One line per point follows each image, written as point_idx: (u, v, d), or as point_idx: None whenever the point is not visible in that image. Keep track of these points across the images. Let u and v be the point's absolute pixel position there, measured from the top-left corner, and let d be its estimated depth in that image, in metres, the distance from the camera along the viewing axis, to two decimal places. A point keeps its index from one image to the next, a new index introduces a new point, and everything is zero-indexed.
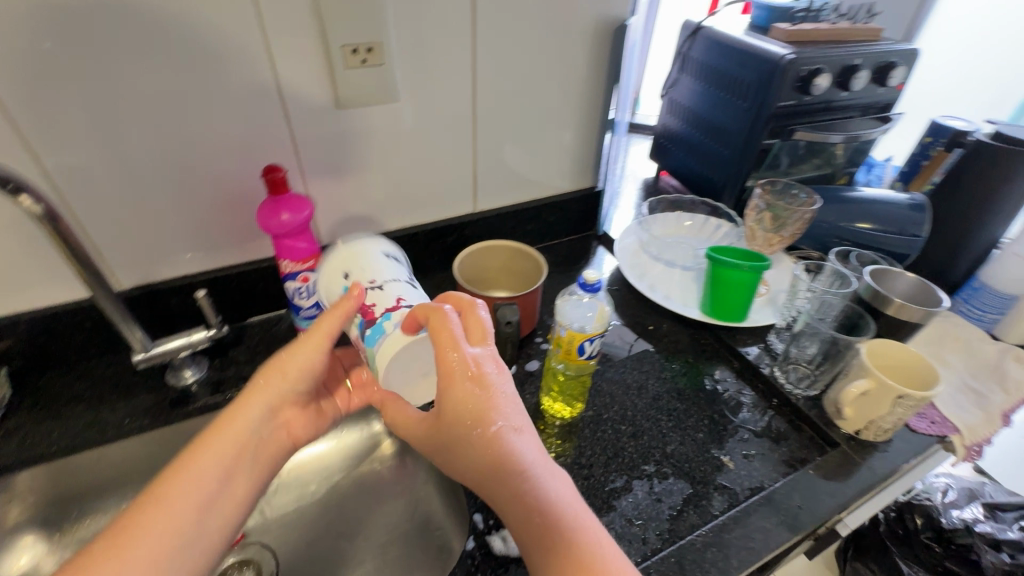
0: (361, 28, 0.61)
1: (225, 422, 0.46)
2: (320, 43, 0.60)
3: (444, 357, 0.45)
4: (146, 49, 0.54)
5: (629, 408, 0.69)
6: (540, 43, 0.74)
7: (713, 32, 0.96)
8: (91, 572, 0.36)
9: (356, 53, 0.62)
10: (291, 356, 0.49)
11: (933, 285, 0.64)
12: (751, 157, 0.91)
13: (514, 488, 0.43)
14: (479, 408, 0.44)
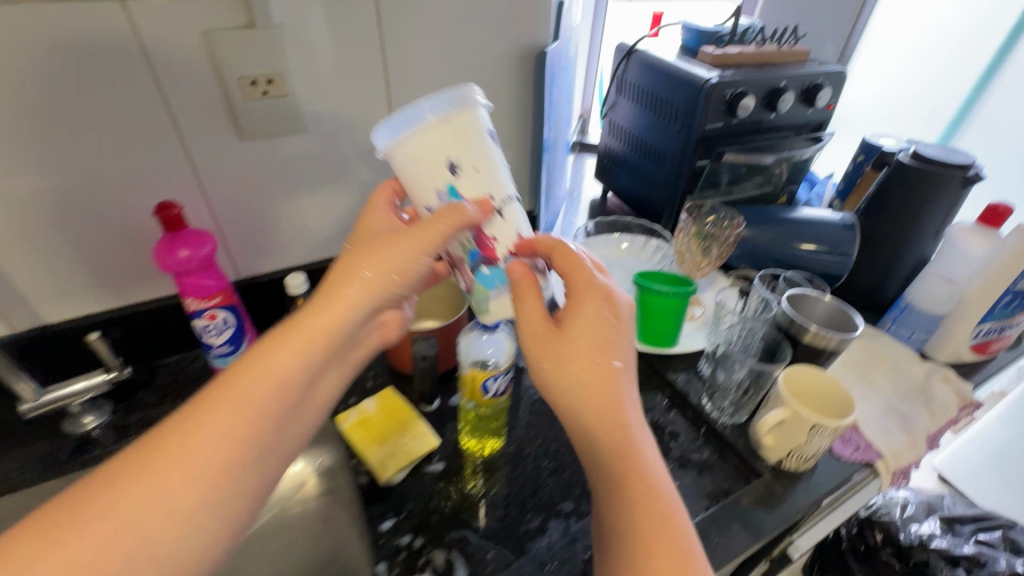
0: (257, 61, 0.59)
1: (306, 331, 0.46)
2: (214, 76, 0.59)
3: (585, 299, 0.49)
4: (21, 86, 0.52)
5: (553, 442, 0.67)
6: (456, 71, 0.73)
7: (645, 55, 0.96)
8: (175, 439, 0.38)
9: (255, 85, 0.61)
10: (394, 263, 0.49)
11: (850, 309, 0.63)
12: (684, 179, 0.91)
13: (593, 424, 0.46)
14: (611, 348, 0.48)
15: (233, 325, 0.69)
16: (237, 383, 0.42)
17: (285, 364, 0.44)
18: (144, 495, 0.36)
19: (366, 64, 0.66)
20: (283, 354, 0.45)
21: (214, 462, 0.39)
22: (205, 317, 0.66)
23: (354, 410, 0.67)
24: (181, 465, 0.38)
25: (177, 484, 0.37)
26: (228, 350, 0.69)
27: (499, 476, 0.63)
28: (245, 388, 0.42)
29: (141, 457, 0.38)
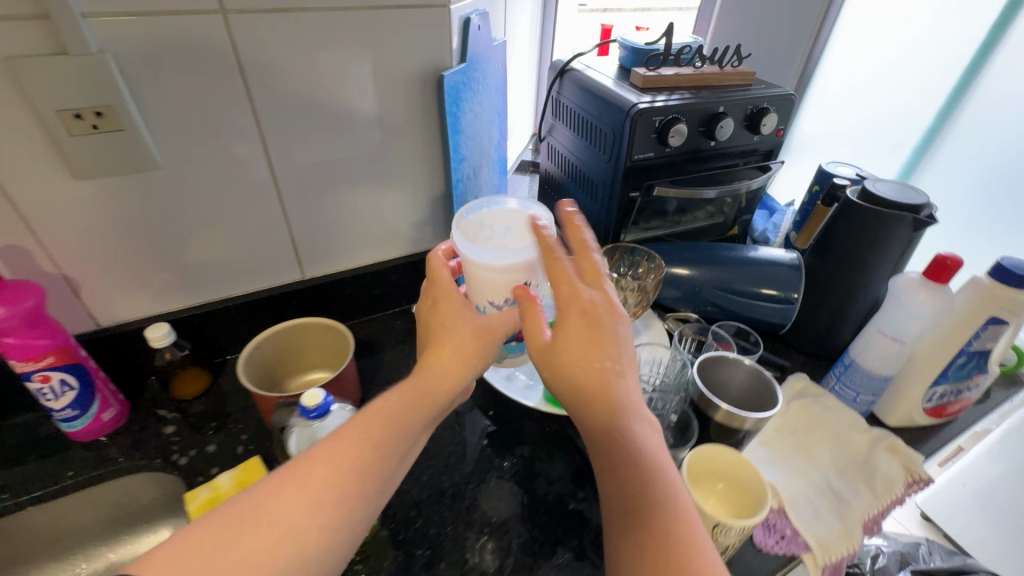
0: (79, 91, 0.51)
1: (460, 367, 0.50)
2: (27, 108, 0.51)
3: (583, 306, 0.46)
4: None
5: (434, 524, 0.58)
6: (340, 98, 0.65)
7: (578, 75, 0.88)
8: (324, 449, 0.41)
9: (81, 119, 0.53)
10: (468, 318, 0.52)
11: (769, 376, 0.55)
12: (616, 213, 0.82)
13: (603, 431, 0.43)
14: (618, 354, 0.45)
15: (76, 387, 0.60)
16: (384, 412, 0.45)
17: (423, 402, 0.47)
18: (285, 508, 0.38)
19: (225, 92, 0.59)
20: (425, 391, 0.47)
21: (357, 480, 0.41)
22: (36, 380, 0.57)
23: (206, 487, 0.57)
24: (327, 480, 0.40)
25: (323, 497, 0.39)
26: (74, 413, 0.61)
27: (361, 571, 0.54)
28: (377, 417, 0.44)
29: (331, 472, 0.40)
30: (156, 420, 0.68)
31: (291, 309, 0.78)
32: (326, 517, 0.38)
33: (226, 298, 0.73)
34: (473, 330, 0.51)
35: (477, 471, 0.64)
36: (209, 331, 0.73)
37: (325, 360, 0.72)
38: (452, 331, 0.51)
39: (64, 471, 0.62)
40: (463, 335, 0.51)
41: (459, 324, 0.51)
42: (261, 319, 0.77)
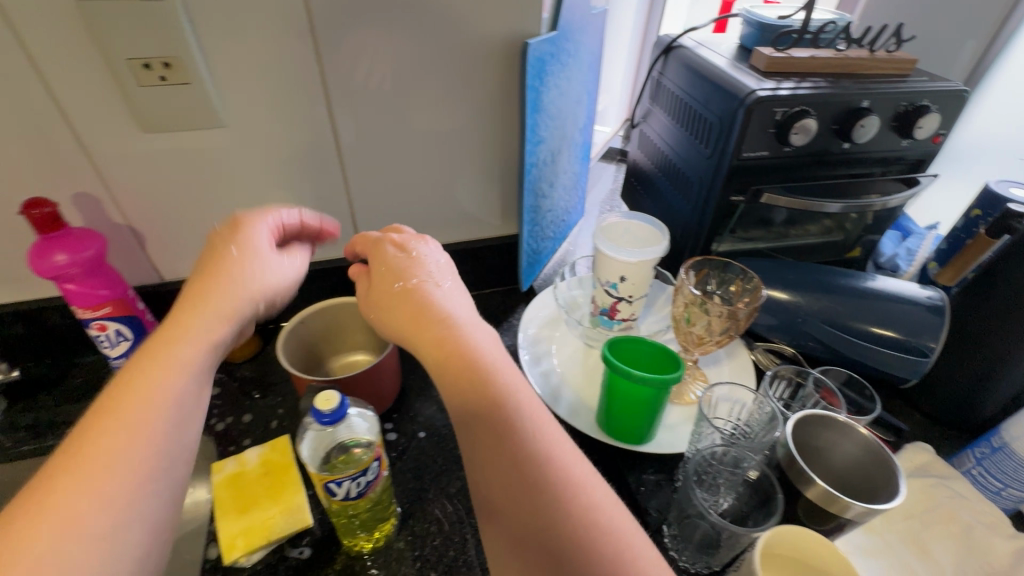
0: (147, 39, 0.49)
1: (225, 304, 0.44)
2: (100, 55, 0.50)
3: (413, 253, 0.50)
4: None
5: (453, 545, 0.53)
6: (412, 64, 0.59)
7: (686, 53, 0.76)
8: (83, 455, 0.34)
9: (150, 69, 0.51)
10: (261, 276, 0.48)
11: (890, 457, 0.43)
12: (711, 218, 0.70)
13: (444, 345, 0.41)
14: (436, 274, 0.48)
15: (131, 337, 0.61)
16: (141, 378, 0.38)
17: (165, 378, 0.39)
18: (52, 518, 0.31)
19: (294, 52, 0.55)
20: (165, 368, 0.39)
21: (127, 477, 0.34)
22: (94, 327, 0.59)
23: (233, 460, 0.57)
24: (99, 456, 0.34)
25: (106, 488, 0.33)
26: (128, 362, 0.63)
27: None
28: (141, 405, 0.37)
29: (68, 475, 0.33)
30: None
31: (348, 283, 0.76)
32: (96, 525, 0.32)
33: None
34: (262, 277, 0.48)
35: None
36: None
37: (369, 343, 0.68)
38: (240, 262, 0.47)
39: None
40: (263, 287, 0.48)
41: (234, 274, 0.46)
42: (318, 291, 0.75)
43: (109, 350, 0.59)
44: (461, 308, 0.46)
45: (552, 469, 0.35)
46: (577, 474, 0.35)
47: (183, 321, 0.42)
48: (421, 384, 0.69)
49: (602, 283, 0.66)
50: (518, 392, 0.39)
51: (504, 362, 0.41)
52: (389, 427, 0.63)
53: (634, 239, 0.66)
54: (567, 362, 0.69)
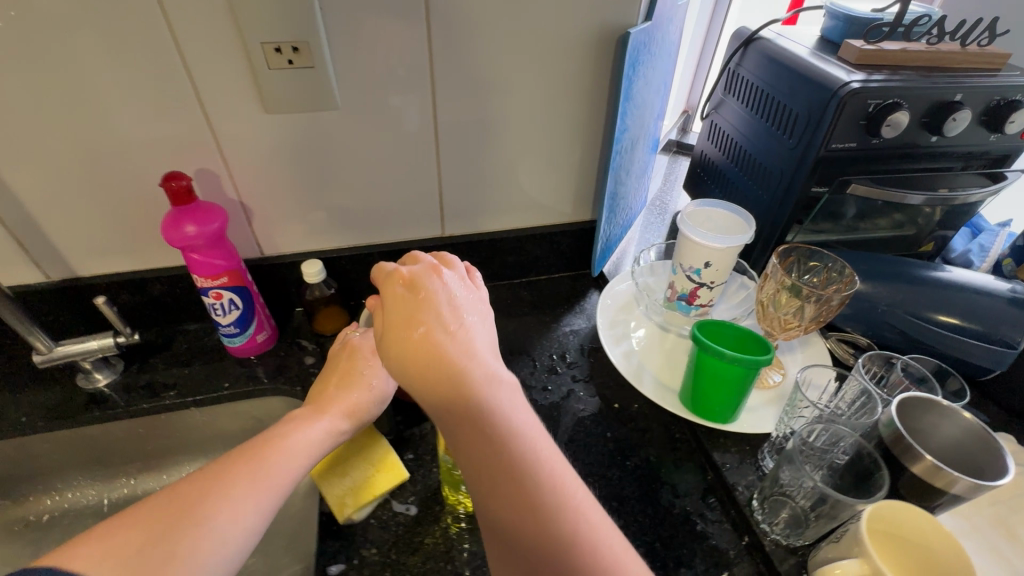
0: (282, 24, 0.53)
1: (343, 404, 0.55)
2: (238, 39, 0.53)
3: (423, 297, 0.44)
4: (54, 43, 0.51)
5: None
6: (513, 51, 0.62)
7: (768, 45, 0.76)
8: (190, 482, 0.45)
9: (280, 53, 0.54)
10: (382, 380, 0.57)
11: (998, 442, 0.44)
12: (791, 208, 0.71)
13: (469, 405, 0.39)
14: (456, 313, 0.44)
15: (241, 306, 0.65)
16: (266, 440, 0.50)
17: (311, 437, 0.51)
18: (143, 516, 0.41)
19: (408, 37, 0.58)
20: (315, 426, 0.52)
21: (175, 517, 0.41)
22: (210, 296, 0.62)
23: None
24: (245, 489, 0.45)
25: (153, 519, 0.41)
26: (235, 330, 0.67)
27: (473, 542, 0.53)
28: (284, 454, 0.49)
29: (209, 479, 0.44)
30: (299, 350, 0.72)
31: None
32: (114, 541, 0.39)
33: (373, 244, 0.75)
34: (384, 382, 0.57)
35: (597, 465, 0.60)
36: (352, 272, 0.76)
37: None
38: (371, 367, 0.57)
39: (223, 379, 0.68)
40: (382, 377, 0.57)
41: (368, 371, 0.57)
42: None
43: (223, 317, 0.63)
44: (483, 353, 0.42)
45: (582, 542, 0.36)
46: (605, 537, 0.36)
47: (325, 408, 0.54)
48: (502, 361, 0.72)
49: (685, 269, 0.67)
50: (535, 444, 0.39)
51: (523, 413, 0.40)
52: None
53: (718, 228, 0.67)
54: (644, 343, 0.71)
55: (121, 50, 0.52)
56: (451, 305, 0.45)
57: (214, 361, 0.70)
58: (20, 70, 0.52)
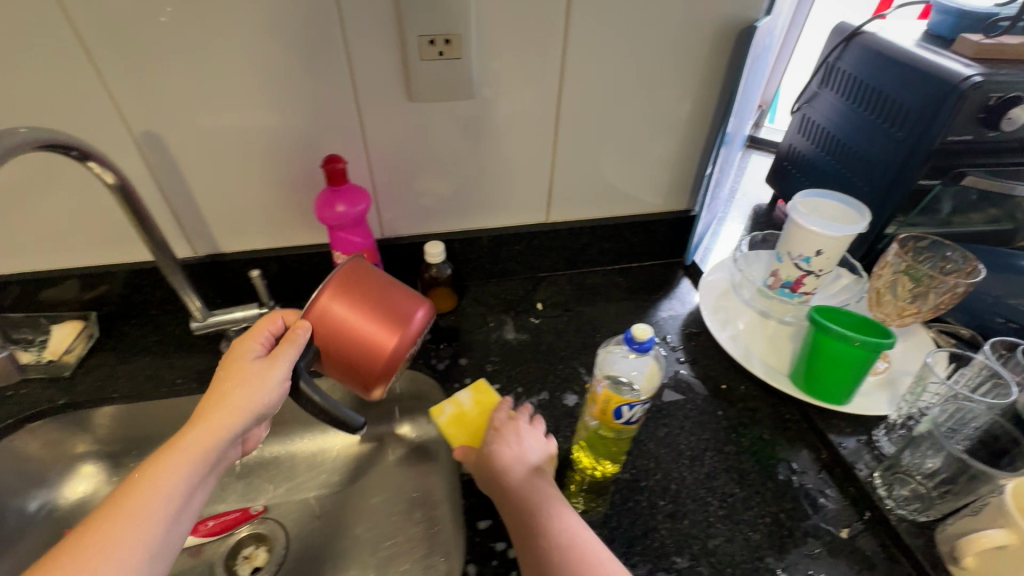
0: (441, 17, 0.57)
1: (231, 417, 0.48)
2: (397, 31, 0.57)
3: (336, 273, 0.56)
4: (237, 33, 0.56)
5: (674, 481, 0.58)
6: (637, 43, 0.66)
7: (874, 40, 0.77)
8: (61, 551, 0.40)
9: (434, 45, 0.58)
10: (265, 390, 0.50)
11: None
12: (896, 200, 0.73)
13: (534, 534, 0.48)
14: (519, 446, 0.54)
15: None
16: (140, 480, 0.45)
17: (171, 469, 0.45)
18: None
19: (545, 30, 0.62)
20: (174, 459, 0.46)
21: None
22: None
23: (450, 403, 0.62)
24: (102, 543, 0.41)
25: None
26: None
27: (608, 505, 0.56)
28: (150, 487, 0.44)
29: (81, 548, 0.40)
30: None
31: (533, 248, 0.83)
32: None
33: (482, 228, 0.79)
34: (275, 395, 0.50)
35: (715, 440, 0.63)
36: (462, 254, 0.80)
37: None
38: (256, 375, 0.50)
39: None
40: (274, 383, 0.50)
41: (251, 379, 0.50)
42: (506, 254, 0.83)
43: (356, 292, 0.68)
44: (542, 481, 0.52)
45: None
46: None
47: (199, 428, 0.48)
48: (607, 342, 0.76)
49: (793, 257, 0.69)
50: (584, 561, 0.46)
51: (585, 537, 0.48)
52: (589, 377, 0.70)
53: (828, 217, 0.69)
54: (748, 328, 0.74)
55: (291, 41, 0.57)
56: (519, 437, 0.55)
57: None
58: (203, 59, 0.57)
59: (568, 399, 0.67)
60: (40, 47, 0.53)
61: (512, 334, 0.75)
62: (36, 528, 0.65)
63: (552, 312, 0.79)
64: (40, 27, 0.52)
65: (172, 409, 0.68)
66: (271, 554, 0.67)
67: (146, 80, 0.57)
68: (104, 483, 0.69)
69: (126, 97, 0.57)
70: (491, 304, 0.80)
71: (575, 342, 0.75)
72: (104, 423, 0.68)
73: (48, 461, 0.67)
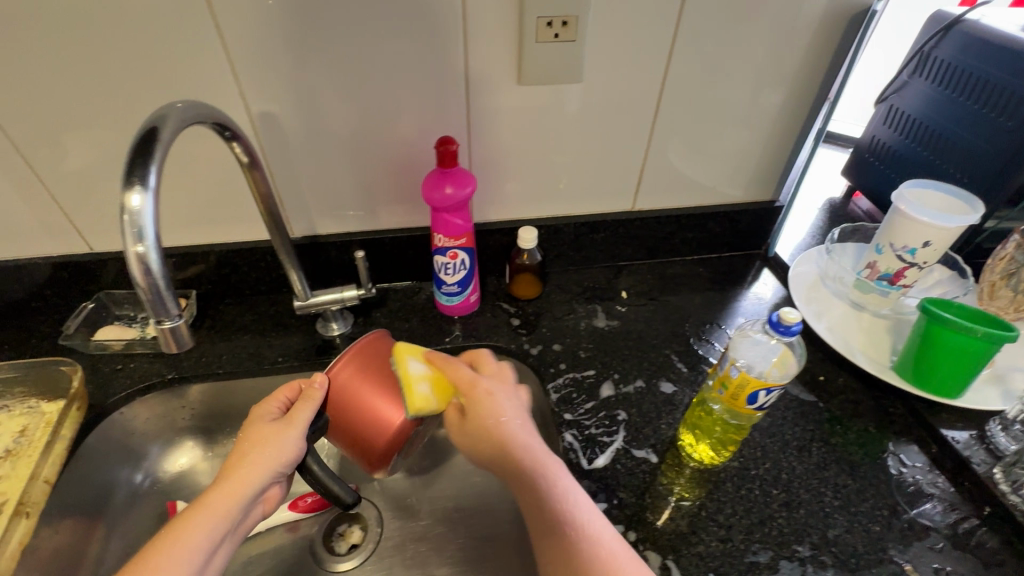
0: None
1: (249, 477, 0.50)
2: (517, 14, 0.59)
3: (354, 346, 0.56)
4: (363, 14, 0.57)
5: (784, 470, 0.58)
6: (744, 29, 0.65)
7: (979, 27, 0.74)
8: None
9: (551, 26, 0.60)
10: (282, 449, 0.51)
11: None
12: (1002, 190, 0.72)
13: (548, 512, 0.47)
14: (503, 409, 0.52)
15: (466, 267, 0.70)
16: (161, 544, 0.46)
17: (193, 530, 0.47)
18: None
19: (658, 15, 0.62)
20: (196, 521, 0.47)
21: None
22: (447, 255, 0.68)
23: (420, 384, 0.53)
24: None
25: None
26: (456, 289, 0.72)
27: (721, 493, 0.56)
28: (170, 549, 0.45)
29: None
30: (503, 311, 0.77)
31: (617, 237, 0.82)
32: None
33: (570, 216, 0.80)
34: (292, 454, 0.51)
35: (820, 432, 0.62)
36: (547, 241, 0.80)
37: None
38: (272, 436, 0.51)
39: (442, 335, 0.73)
40: (291, 444, 0.51)
41: (267, 439, 0.51)
42: (589, 243, 0.83)
43: (454, 275, 0.69)
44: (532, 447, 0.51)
45: None
46: None
47: (220, 490, 0.49)
48: (695, 332, 0.75)
49: (897, 248, 0.67)
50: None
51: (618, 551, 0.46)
52: (683, 365, 0.70)
53: (935, 208, 0.68)
54: (844, 321, 0.73)
55: (413, 23, 0.58)
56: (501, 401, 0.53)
57: (428, 318, 0.76)
58: (327, 40, 0.58)
59: (665, 386, 0.67)
60: (183, 27, 0.55)
61: (603, 321, 0.75)
62: (142, 498, 0.67)
63: (637, 301, 0.79)
64: (184, 7, 0.54)
65: (273, 385, 0.70)
66: (366, 533, 0.68)
67: (273, 61, 0.58)
68: (203, 458, 0.70)
69: (252, 76, 0.59)
70: (576, 292, 0.80)
71: (663, 330, 0.75)
72: (205, 398, 0.69)
73: (151, 434, 0.69)
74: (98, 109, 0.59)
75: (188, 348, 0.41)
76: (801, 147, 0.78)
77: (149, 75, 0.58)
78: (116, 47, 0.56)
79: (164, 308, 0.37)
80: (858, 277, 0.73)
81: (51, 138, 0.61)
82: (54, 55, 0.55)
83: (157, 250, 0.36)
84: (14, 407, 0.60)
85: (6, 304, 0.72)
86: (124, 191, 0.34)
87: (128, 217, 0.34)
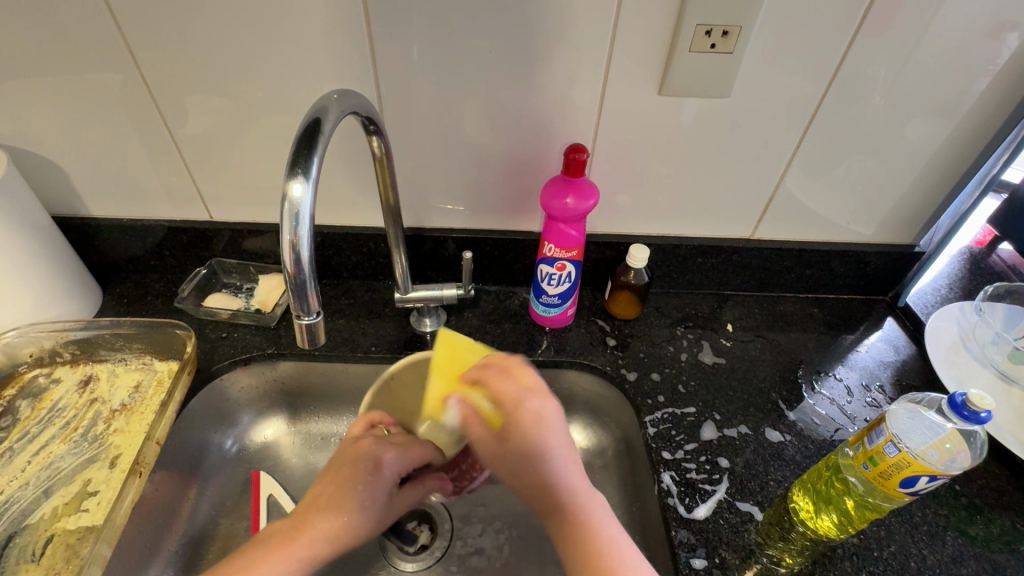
0: (726, 7, 0.54)
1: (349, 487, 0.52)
2: (675, 19, 0.55)
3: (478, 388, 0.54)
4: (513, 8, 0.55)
5: (913, 558, 0.52)
6: (926, 52, 0.58)
7: None
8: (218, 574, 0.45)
9: (709, 36, 0.55)
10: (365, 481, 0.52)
11: None
12: None
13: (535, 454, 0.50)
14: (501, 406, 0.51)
15: (571, 281, 0.67)
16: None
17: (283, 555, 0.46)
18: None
19: (830, 30, 0.56)
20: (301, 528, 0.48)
21: None
22: (554, 265, 0.65)
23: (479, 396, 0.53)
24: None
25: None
26: (555, 300, 0.69)
27: (837, 571, 0.51)
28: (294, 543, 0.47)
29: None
30: (597, 328, 0.73)
31: (728, 264, 0.77)
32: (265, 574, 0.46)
33: (682, 237, 0.75)
34: (371, 498, 0.52)
35: (955, 519, 0.55)
36: (652, 260, 0.76)
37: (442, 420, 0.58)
38: (351, 466, 0.52)
39: (534, 345, 0.71)
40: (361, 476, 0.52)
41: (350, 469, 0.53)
42: (697, 267, 0.77)
43: (558, 286, 0.66)
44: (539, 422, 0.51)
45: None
46: None
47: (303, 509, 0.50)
48: (809, 379, 0.68)
49: None
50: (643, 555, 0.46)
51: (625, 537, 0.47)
52: (793, 414, 0.64)
53: None
54: (988, 394, 0.64)
55: (564, 22, 0.55)
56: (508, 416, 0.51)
57: (520, 325, 0.73)
58: (470, 33, 0.56)
59: (772, 433, 0.62)
60: (334, 6, 0.55)
61: (708, 357, 0.70)
62: (230, 464, 0.68)
63: (743, 336, 0.74)
64: None
65: (364, 371, 0.70)
66: (436, 535, 0.66)
67: (416, 51, 0.57)
68: (288, 433, 0.72)
69: (389, 61, 0.58)
70: (676, 318, 0.75)
71: (773, 372, 0.69)
72: (297, 374, 0.71)
73: (244, 403, 0.70)
74: (239, 81, 0.60)
75: (317, 345, 0.42)
76: (961, 192, 0.69)
77: (291, 53, 0.58)
78: (267, 21, 0.56)
79: (305, 302, 0.38)
80: (1014, 346, 0.65)
81: (191, 104, 0.62)
82: (211, 25, 0.56)
83: (308, 240, 0.36)
84: (131, 361, 0.64)
85: (127, 258, 0.76)
86: (287, 180, 0.35)
87: (289, 205, 0.35)
